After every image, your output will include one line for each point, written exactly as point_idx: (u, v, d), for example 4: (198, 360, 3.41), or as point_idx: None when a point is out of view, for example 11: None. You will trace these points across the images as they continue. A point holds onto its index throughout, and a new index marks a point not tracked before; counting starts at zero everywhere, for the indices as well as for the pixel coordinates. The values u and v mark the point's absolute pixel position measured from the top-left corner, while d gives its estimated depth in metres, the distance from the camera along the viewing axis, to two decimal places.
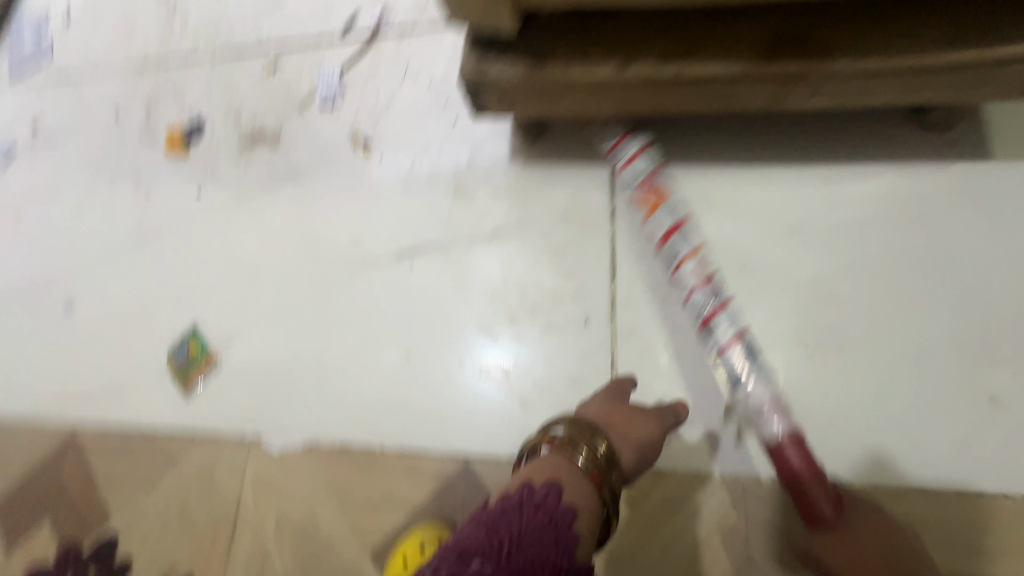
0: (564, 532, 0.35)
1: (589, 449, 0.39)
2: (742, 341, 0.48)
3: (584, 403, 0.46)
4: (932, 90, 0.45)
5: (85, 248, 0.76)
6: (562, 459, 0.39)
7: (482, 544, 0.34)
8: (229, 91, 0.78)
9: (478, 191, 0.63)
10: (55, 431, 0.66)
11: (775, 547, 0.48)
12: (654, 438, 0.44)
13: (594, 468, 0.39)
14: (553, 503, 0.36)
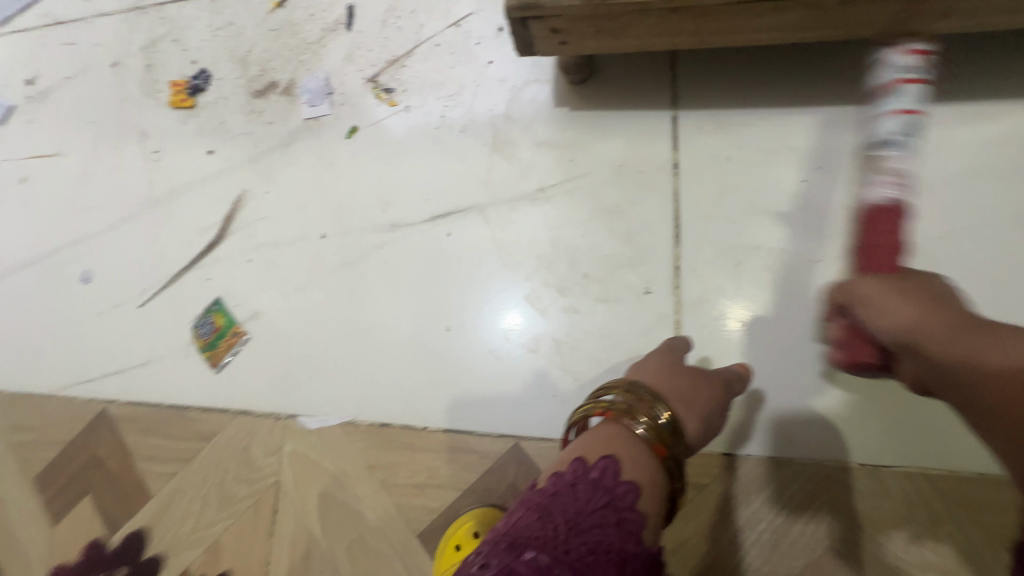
0: (627, 513, 0.30)
1: (651, 417, 0.34)
2: (912, 117, 0.37)
3: (638, 368, 0.41)
4: None
5: (96, 216, 0.71)
6: (619, 432, 0.34)
7: (535, 530, 0.29)
8: (233, 36, 0.70)
9: (519, 143, 0.56)
10: (87, 409, 0.64)
11: (859, 533, 0.44)
12: (719, 402, 0.39)
13: (655, 438, 0.33)
14: (611, 481, 0.31)
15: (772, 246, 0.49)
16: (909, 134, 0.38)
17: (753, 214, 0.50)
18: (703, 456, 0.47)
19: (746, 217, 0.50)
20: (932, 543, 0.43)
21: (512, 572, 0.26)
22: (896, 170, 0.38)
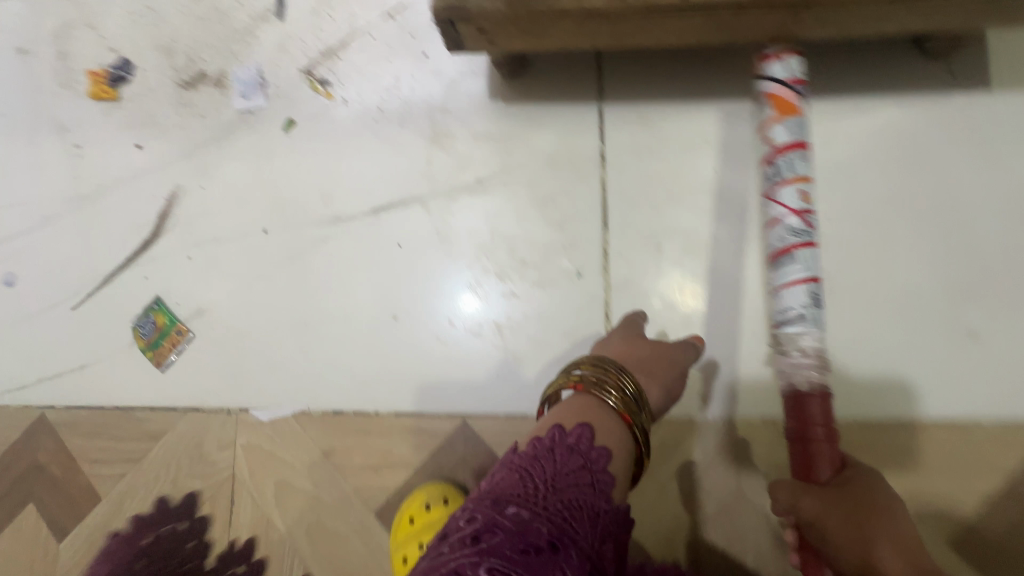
0: (599, 472, 0.34)
1: (618, 389, 0.39)
2: (811, 288, 0.45)
3: (604, 345, 0.46)
4: (947, 15, 0.41)
5: (13, 215, 0.67)
6: (590, 401, 0.38)
7: (516, 490, 0.32)
8: (155, 22, 0.68)
9: (457, 136, 0.58)
10: (22, 415, 0.62)
11: (758, 479, 0.51)
12: (676, 372, 0.45)
13: (623, 407, 0.38)
14: (587, 445, 0.35)
15: (689, 230, 0.54)
16: (811, 309, 0.45)
17: (673, 201, 0.55)
18: None
19: (666, 203, 0.55)
20: None
21: (495, 526, 0.29)
22: (803, 346, 0.45)
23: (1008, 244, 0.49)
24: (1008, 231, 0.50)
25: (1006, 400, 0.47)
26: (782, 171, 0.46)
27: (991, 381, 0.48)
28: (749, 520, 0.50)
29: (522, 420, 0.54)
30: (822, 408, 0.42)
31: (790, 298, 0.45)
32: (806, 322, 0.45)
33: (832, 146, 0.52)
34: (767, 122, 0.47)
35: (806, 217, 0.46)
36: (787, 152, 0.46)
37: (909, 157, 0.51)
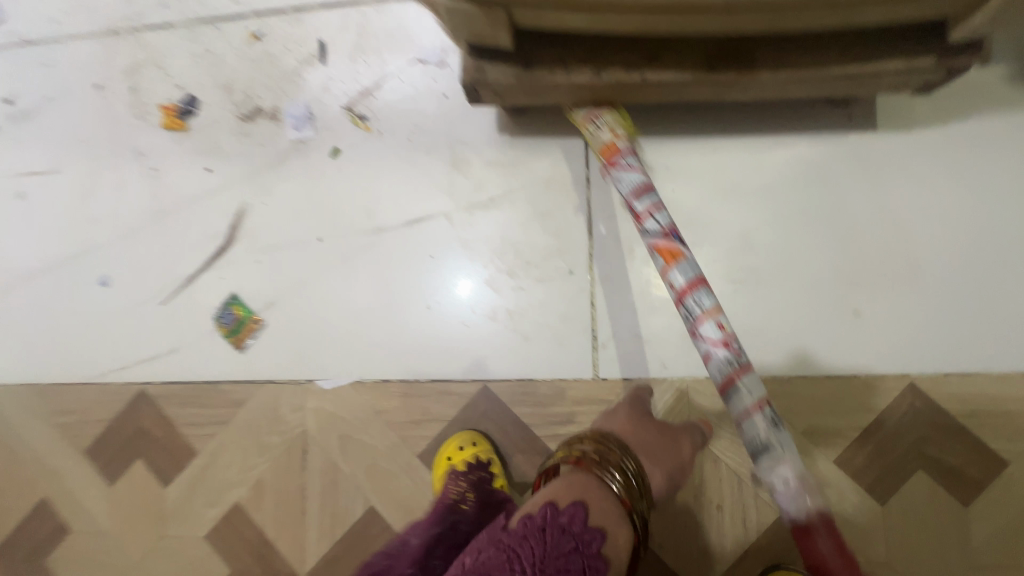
0: (588, 554, 0.46)
1: (618, 474, 0.51)
2: (766, 412, 0.48)
3: (614, 419, 0.59)
4: (837, 89, 0.56)
5: (103, 228, 0.81)
6: (591, 481, 0.50)
7: (510, 566, 0.46)
8: (215, 64, 0.81)
9: (473, 162, 0.74)
10: (126, 390, 0.78)
11: (703, 419, 0.67)
12: (676, 451, 0.56)
13: (622, 492, 0.50)
14: (579, 527, 0.47)
15: None
16: (775, 428, 0.48)
17: None
18: (609, 381, 0.69)
19: None
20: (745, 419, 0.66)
21: None
22: (784, 475, 0.47)
23: (886, 244, 0.66)
24: (887, 235, 0.66)
25: (879, 360, 0.64)
26: (695, 308, 0.52)
27: (870, 346, 0.64)
28: (695, 450, 0.66)
29: (529, 383, 0.70)
30: (832, 540, 0.45)
31: (753, 429, 0.48)
32: (776, 450, 0.48)
33: (763, 171, 0.68)
34: (661, 272, 0.55)
35: (728, 339, 0.51)
36: (692, 292, 0.53)
37: (818, 179, 0.67)
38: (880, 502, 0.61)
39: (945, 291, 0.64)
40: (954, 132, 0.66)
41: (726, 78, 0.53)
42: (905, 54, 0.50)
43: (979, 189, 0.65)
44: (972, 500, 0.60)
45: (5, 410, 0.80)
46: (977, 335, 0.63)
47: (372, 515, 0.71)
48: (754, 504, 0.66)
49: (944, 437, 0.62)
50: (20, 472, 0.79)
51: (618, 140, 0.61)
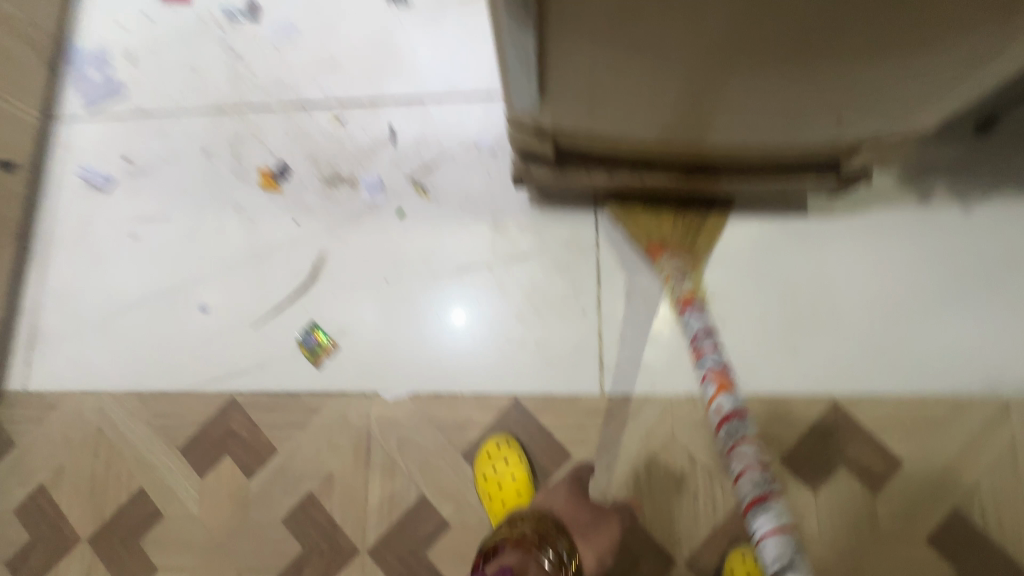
0: None
1: (555, 552, 0.71)
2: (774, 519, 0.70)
3: (556, 499, 0.82)
4: (776, 189, 0.80)
5: (204, 265, 1.01)
6: (531, 557, 0.69)
7: None
8: (305, 139, 1.03)
9: (509, 225, 0.95)
10: (219, 397, 0.95)
11: (685, 429, 0.87)
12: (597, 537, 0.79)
13: (556, 564, 0.69)
14: None
15: (648, 287, 0.92)
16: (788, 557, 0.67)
17: (638, 269, 0.92)
18: (613, 397, 0.89)
19: (635, 271, 0.92)
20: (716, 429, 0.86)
21: None
22: None
23: (819, 298, 0.88)
24: (820, 291, 0.88)
25: (813, 384, 0.85)
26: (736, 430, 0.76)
27: (806, 373, 0.86)
28: (678, 451, 0.86)
29: (551, 398, 0.90)
30: None
31: (770, 549, 0.68)
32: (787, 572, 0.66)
33: (728, 240, 0.91)
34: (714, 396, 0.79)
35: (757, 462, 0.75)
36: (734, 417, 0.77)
37: (768, 248, 0.90)
38: (811, 490, 0.82)
39: (860, 334, 0.86)
40: (867, 217, 0.89)
41: (701, 179, 0.76)
42: (817, 171, 0.75)
43: (886, 259, 0.88)
44: (878, 490, 0.82)
45: (113, 413, 0.97)
46: (882, 367, 0.85)
47: (422, 502, 0.89)
48: (719, 494, 0.84)
49: (858, 442, 0.83)
50: (122, 465, 0.95)
51: (693, 293, 0.86)
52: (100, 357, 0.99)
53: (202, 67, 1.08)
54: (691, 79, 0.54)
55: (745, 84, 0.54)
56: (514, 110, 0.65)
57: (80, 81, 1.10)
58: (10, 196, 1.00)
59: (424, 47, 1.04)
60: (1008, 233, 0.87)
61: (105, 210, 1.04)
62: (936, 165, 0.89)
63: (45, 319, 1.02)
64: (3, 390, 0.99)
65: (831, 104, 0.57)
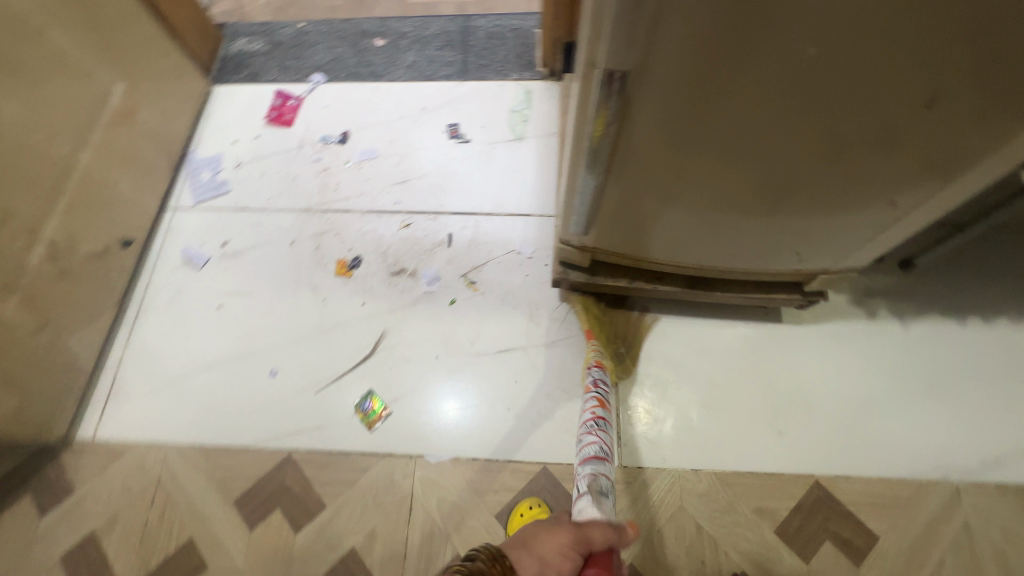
0: None
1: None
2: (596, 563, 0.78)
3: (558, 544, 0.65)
4: (755, 302, 1.03)
5: (279, 335, 1.17)
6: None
7: None
8: (376, 238, 1.26)
9: (542, 316, 1.16)
10: (277, 453, 1.07)
11: (691, 500, 1.00)
12: None
13: None
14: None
15: (656, 374, 1.10)
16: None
17: (648, 359, 1.11)
18: (628, 469, 1.03)
19: (645, 360, 1.11)
20: (717, 501, 0.99)
21: None
22: None
23: (796, 391, 1.08)
24: (796, 385, 1.08)
25: (796, 465, 1.01)
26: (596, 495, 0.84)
27: (789, 455, 1.02)
28: (686, 521, 0.98)
29: (575, 467, 1.04)
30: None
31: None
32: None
33: (721, 339, 1.12)
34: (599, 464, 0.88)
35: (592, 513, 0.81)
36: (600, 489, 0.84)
37: (753, 348, 1.11)
38: (804, 560, 0.95)
39: (833, 421, 1.04)
40: (831, 326, 1.12)
41: (701, 289, 0.99)
42: (786, 289, 0.99)
43: (849, 360, 1.09)
44: (861, 562, 0.94)
45: (174, 464, 1.06)
46: (852, 450, 1.02)
47: (457, 560, 0.97)
48: (724, 561, 0.95)
49: (841, 518, 0.97)
50: (174, 516, 1.02)
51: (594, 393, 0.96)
52: (171, 412, 1.11)
53: (296, 176, 1.34)
54: (702, 216, 0.77)
55: (740, 221, 0.77)
56: (566, 233, 0.89)
57: (192, 180, 1.35)
58: (121, 267, 1.19)
59: (478, 175, 1.32)
60: (941, 346, 1.09)
61: (197, 284, 1.23)
62: (877, 290, 1.13)
63: (126, 375, 1.14)
64: (74, 438, 1.09)
65: (788, 246, 0.83)
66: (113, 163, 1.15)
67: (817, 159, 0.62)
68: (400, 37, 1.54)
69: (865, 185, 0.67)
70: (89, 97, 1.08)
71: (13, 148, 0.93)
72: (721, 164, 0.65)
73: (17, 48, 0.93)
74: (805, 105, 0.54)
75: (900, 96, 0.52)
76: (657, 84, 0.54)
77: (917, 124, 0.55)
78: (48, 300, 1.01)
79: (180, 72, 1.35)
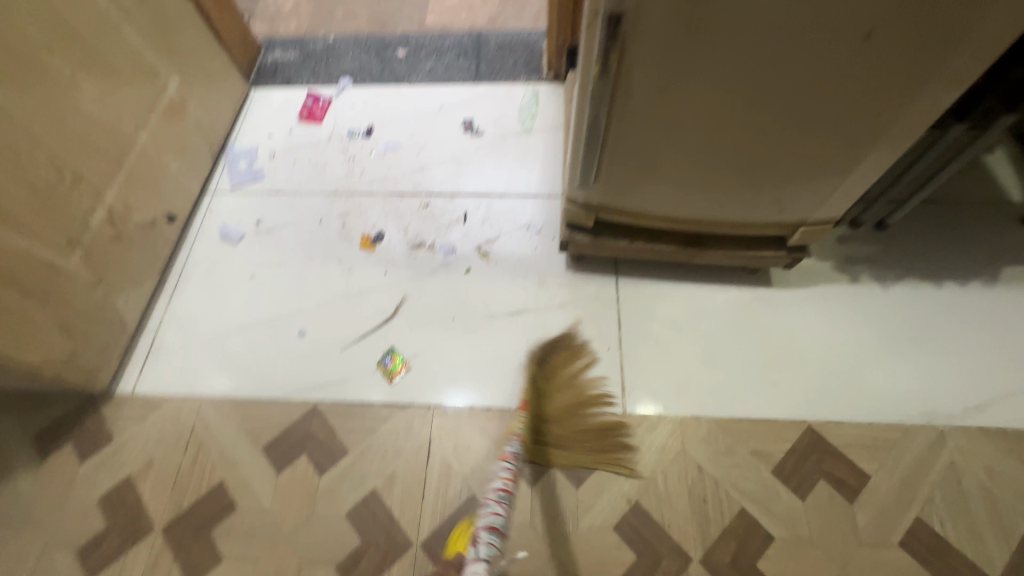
0: None
1: None
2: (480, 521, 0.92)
3: None
4: (746, 261, 1.13)
5: (307, 301, 1.27)
6: None
7: None
8: (398, 217, 1.37)
9: (550, 283, 1.25)
10: (304, 405, 1.14)
11: (693, 444, 1.06)
12: None
13: None
14: None
15: (657, 332, 1.18)
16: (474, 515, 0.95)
17: (649, 319, 1.20)
18: (633, 417, 1.10)
19: (647, 320, 1.20)
20: (717, 445, 1.06)
21: None
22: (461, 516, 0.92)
23: (789, 346, 1.15)
24: (789, 341, 1.16)
25: (790, 411, 1.08)
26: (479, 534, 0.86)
27: (784, 403, 1.09)
28: (688, 463, 1.04)
29: (582, 415, 1.11)
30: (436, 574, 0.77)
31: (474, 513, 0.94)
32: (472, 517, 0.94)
33: (717, 302, 1.21)
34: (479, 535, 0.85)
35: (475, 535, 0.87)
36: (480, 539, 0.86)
37: (746, 308, 1.20)
38: (800, 497, 1.00)
39: (823, 373, 1.12)
40: (820, 288, 1.21)
41: (695, 248, 1.09)
42: (772, 247, 1.09)
43: (835, 318, 1.17)
44: (854, 499, 1.00)
45: (208, 415, 1.14)
46: (841, 399, 1.09)
47: (472, 499, 1.03)
48: (725, 499, 1.01)
49: (834, 459, 1.03)
50: (206, 461, 1.09)
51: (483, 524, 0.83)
52: (206, 368, 1.20)
53: (325, 165, 1.48)
54: (693, 164, 0.88)
55: (726, 168, 0.88)
56: (573, 190, 1.00)
57: (230, 167, 1.48)
58: (165, 240, 1.30)
59: (490, 162, 1.45)
60: (921, 304, 1.17)
61: (232, 256, 1.34)
62: (858, 257, 1.23)
63: (165, 336, 1.24)
64: (114, 392, 1.17)
65: (767, 193, 0.93)
66: (165, 146, 1.29)
67: (784, 95, 0.74)
68: (420, 48, 1.71)
69: (826, 123, 0.78)
70: (149, 86, 1.23)
71: (86, 121, 1.06)
72: (705, 105, 0.76)
73: (97, 37, 1.08)
74: (769, 41, 0.66)
75: (845, 28, 0.64)
76: (648, 23, 0.66)
77: (862, 55, 0.67)
78: (104, 259, 1.12)
79: (224, 74, 1.51)
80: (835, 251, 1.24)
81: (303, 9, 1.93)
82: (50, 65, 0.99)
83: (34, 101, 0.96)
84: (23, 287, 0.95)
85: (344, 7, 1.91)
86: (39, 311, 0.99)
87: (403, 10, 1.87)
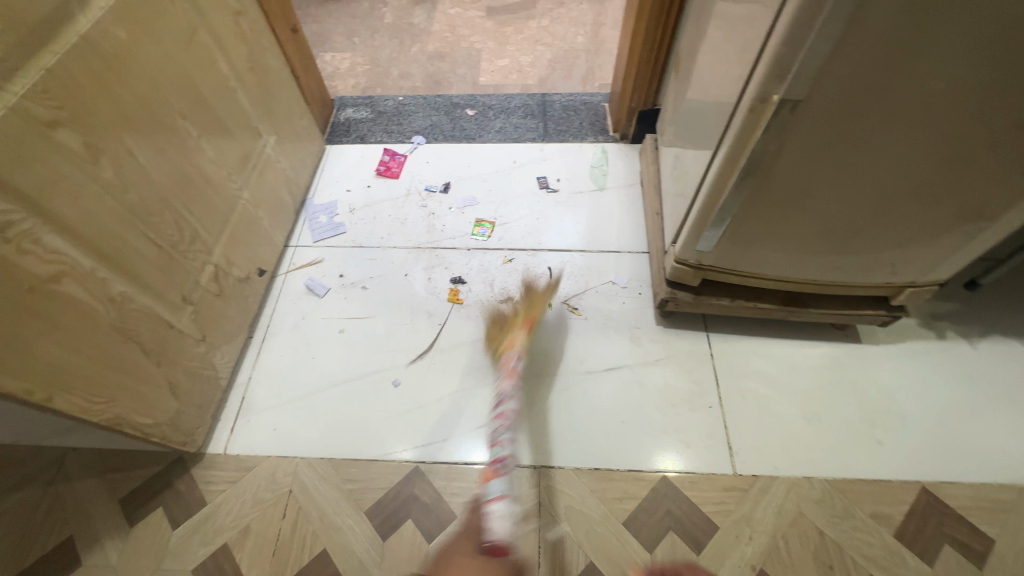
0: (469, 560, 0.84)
1: None
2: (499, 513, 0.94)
3: None
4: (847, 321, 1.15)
5: (398, 355, 1.26)
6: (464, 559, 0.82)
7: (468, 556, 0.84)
8: (483, 271, 1.39)
9: (643, 338, 1.26)
10: (404, 467, 1.11)
11: (810, 506, 1.04)
12: None
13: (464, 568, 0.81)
14: None
15: (756, 390, 1.19)
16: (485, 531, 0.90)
17: (745, 375, 1.21)
18: (745, 478, 1.08)
19: (743, 377, 1.20)
20: (834, 507, 1.04)
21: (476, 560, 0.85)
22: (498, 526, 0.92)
23: (890, 403, 1.16)
24: (888, 398, 1.16)
25: (901, 472, 1.07)
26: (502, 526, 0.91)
27: (895, 463, 1.09)
28: (808, 527, 1.02)
29: (690, 477, 1.09)
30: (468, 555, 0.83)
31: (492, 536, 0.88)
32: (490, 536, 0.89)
33: (811, 358, 1.22)
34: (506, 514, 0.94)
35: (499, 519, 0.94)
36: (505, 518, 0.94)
37: (841, 364, 1.21)
38: (927, 564, 0.98)
39: (929, 431, 1.12)
40: (910, 345, 1.23)
41: (795, 307, 1.12)
42: (873, 307, 1.11)
43: (932, 374, 1.19)
44: (982, 564, 0.98)
45: (305, 476, 1.10)
46: (952, 459, 1.08)
47: (591, 566, 1.00)
48: (852, 566, 0.99)
49: (955, 522, 1.02)
50: (307, 527, 1.05)
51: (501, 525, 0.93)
52: (300, 427, 1.17)
53: (406, 219, 1.50)
54: (822, 229, 0.92)
55: (854, 232, 0.92)
56: (689, 250, 1.04)
57: (312, 220, 1.51)
58: (255, 295, 1.30)
59: (568, 218, 1.49)
60: (1014, 362, 1.19)
61: (320, 309, 1.34)
62: (941, 314, 1.26)
63: (255, 393, 1.21)
64: (205, 453, 1.13)
65: (884, 255, 0.97)
66: (260, 201, 1.31)
67: (929, 169, 0.78)
68: (488, 108, 1.79)
69: (961, 195, 0.82)
70: (252, 145, 1.26)
71: (203, 180, 1.08)
72: (850, 176, 0.81)
73: (215, 98, 1.11)
74: (929, 125, 0.72)
75: (1006, 117, 0.69)
76: (816, 108, 0.72)
77: (1014, 142, 0.72)
78: (208, 316, 1.12)
79: (308, 133, 1.56)
80: (919, 308, 1.27)
81: (360, 70, 2.01)
82: (181, 129, 1.02)
83: (168, 164, 0.98)
84: (144, 347, 0.95)
85: (400, 69, 2.00)
86: (155, 370, 0.98)
87: (462, 72, 1.96)
